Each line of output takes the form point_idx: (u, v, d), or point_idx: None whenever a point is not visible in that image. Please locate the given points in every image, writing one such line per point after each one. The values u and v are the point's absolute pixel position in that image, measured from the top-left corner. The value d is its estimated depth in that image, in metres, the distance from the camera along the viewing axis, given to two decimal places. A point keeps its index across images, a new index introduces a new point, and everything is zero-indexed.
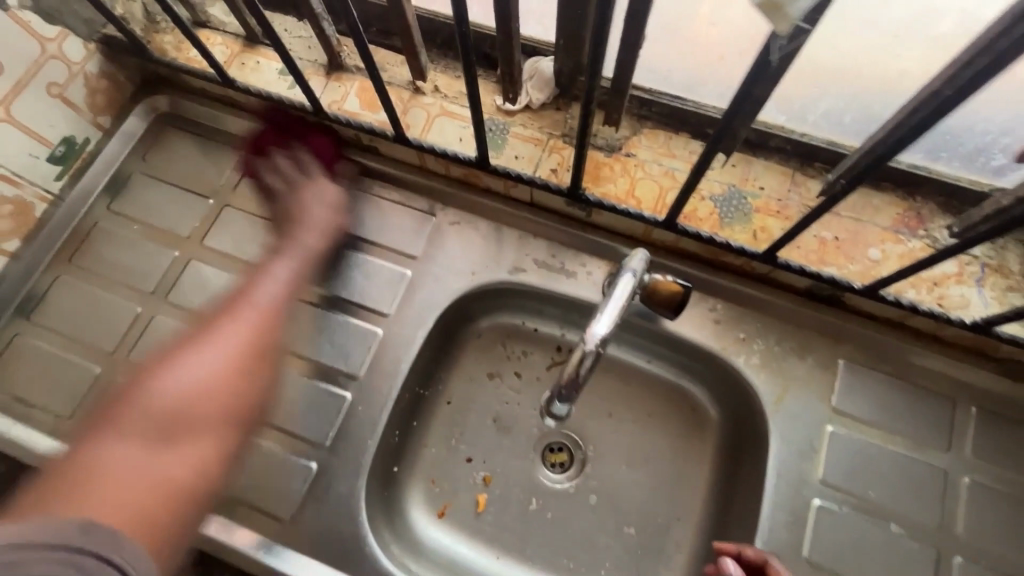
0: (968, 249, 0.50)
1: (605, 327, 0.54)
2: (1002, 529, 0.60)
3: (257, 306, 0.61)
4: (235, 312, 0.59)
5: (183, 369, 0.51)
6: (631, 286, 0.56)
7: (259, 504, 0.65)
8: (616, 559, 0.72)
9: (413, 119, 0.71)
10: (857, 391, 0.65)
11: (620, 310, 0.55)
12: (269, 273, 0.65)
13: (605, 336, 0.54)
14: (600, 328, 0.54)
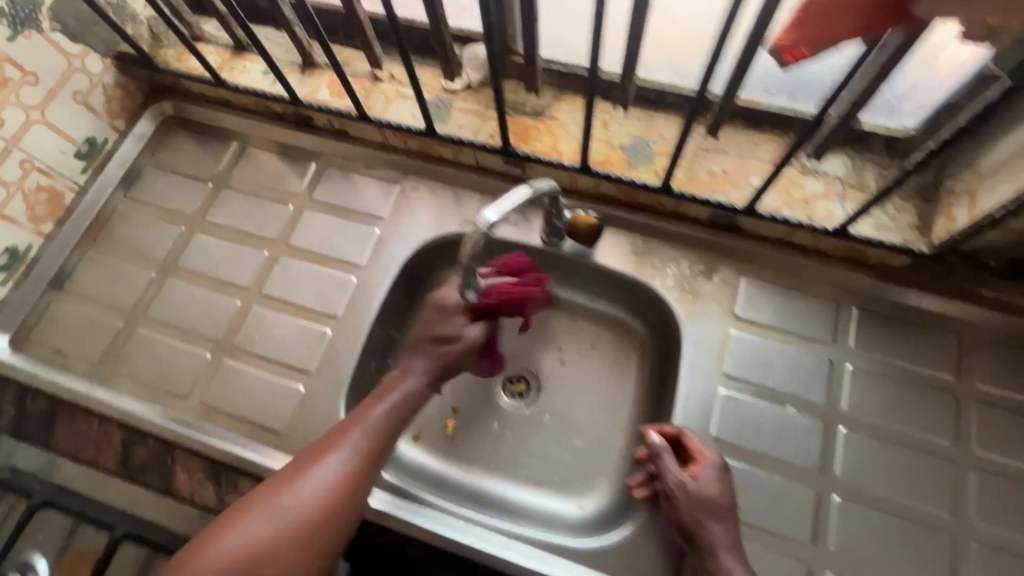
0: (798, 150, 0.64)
1: (496, 215, 0.62)
2: (881, 401, 0.71)
3: (375, 424, 0.64)
4: (336, 441, 0.63)
5: (273, 516, 0.57)
6: (528, 195, 0.65)
7: (258, 420, 0.75)
8: (566, 468, 0.82)
9: (373, 101, 0.85)
10: (755, 301, 0.77)
11: (512, 206, 0.63)
12: (401, 387, 0.67)
13: (494, 221, 0.61)
14: (491, 214, 0.61)
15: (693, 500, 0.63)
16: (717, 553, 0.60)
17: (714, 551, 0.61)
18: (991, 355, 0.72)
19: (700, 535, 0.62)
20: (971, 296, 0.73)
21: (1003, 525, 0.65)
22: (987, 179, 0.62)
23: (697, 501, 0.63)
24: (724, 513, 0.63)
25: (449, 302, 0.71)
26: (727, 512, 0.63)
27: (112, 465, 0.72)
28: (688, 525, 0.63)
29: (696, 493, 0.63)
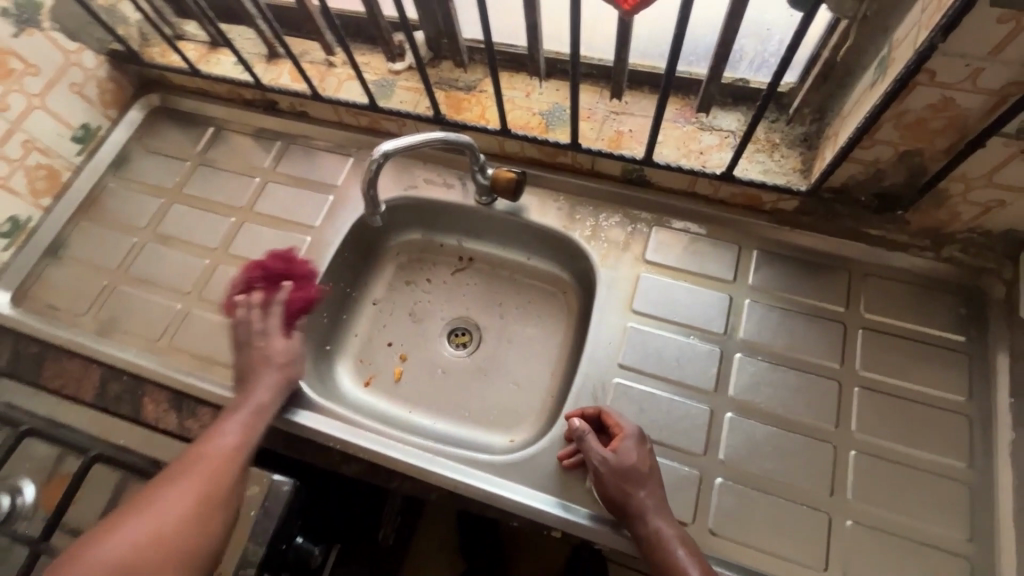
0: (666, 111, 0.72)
1: (391, 147, 0.74)
2: (775, 329, 0.78)
3: (236, 427, 0.69)
4: (201, 454, 0.64)
5: (150, 511, 0.58)
6: (433, 137, 0.77)
7: (219, 360, 0.84)
8: (500, 406, 0.90)
9: (327, 83, 0.96)
10: (664, 247, 0.84)
11: (412, 143, 0.75)
12: (246, 404, 0.72)
13: (388, 150, 0.73)
14: (388, 145, 0.74)
15: (619, 475, 0.65)
16: (646, 518, 0.64)
17: (643, 515, 0.64)
18: (875, 287, 0.78)
19: (630, 506, 0.64)
20: (859, 235, 0.79)
21: (881, 435, 0.70)
22: (845, 119, 0.69)
23: (622, 474, 0.66)
24: (647, 478, 0.66)
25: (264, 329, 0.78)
26: (651, 478, 0.66)
27: (91, 397, 0.82)
28: (618, 501, 0.65)
29: (621, 468, 0.66)
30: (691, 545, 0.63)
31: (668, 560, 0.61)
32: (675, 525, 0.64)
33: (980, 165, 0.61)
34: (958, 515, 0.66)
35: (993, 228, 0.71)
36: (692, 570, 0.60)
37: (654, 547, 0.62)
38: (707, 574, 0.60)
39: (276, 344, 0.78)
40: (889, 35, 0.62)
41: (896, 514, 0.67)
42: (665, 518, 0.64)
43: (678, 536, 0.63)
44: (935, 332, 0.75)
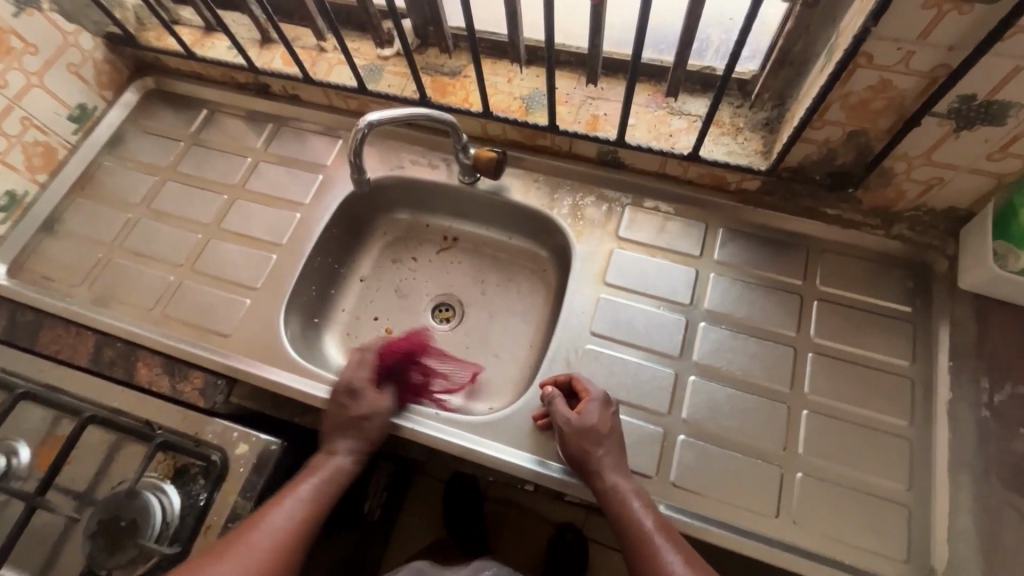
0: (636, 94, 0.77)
1: (376, 117, 0.77)
2: (738, 299, 0.83)
3: (304, 497, 0.70)
4: (268, 519, 0.66)
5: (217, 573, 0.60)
6: (415, 113, 0.80)
7: (210, 328, 0.88)
8: (482, 375, 0.94)
9: (319, 68, 1.00)
10: (636, 224, 0.90)
11: (397, 116, 0.78)
12: (325, 467, 0.74)
13: (374, 120, 0.77)
14: (374, 116, 0.77)
15: (580, 436, 0.70)
16: (604, 476, 0.68)
17: (603, 473, 0.69)
18: (829, 262, 0.84)
19: (590, 464, 0.69)
20: (817, 214, 0.85)
21: (831, 396, 0.76)
22: (800, 102, 0.74)
23: (584, 436, 0.70)
24: (608, 439, 0.71)
25: (358, 381, 0.79)
26: (611, 439, 0.71)
27: (85, 362, 0.85)
28: (580, 459, 0.70)
29: (583, 429, 0.70)
30: (647, 499, 0.68)
31: (623, 511, 0.66)
32: (632, 481, 0.69)
33: (917, 144, 0.67)
34: (899, 468, 0.71)
35: (936, 206, 0.77)
36: (646, 521, 0.65)
37: (611, 501, 0.67)
38: (660, 524, 0.65)
39: (363, 399, 0.78)
40: (836, 24, 0.67)
41: (842, 466, 0.72)
42: (623, 475, 0.69)
43: (635, 491, 0.68)
44: (884, 303, 0.81)
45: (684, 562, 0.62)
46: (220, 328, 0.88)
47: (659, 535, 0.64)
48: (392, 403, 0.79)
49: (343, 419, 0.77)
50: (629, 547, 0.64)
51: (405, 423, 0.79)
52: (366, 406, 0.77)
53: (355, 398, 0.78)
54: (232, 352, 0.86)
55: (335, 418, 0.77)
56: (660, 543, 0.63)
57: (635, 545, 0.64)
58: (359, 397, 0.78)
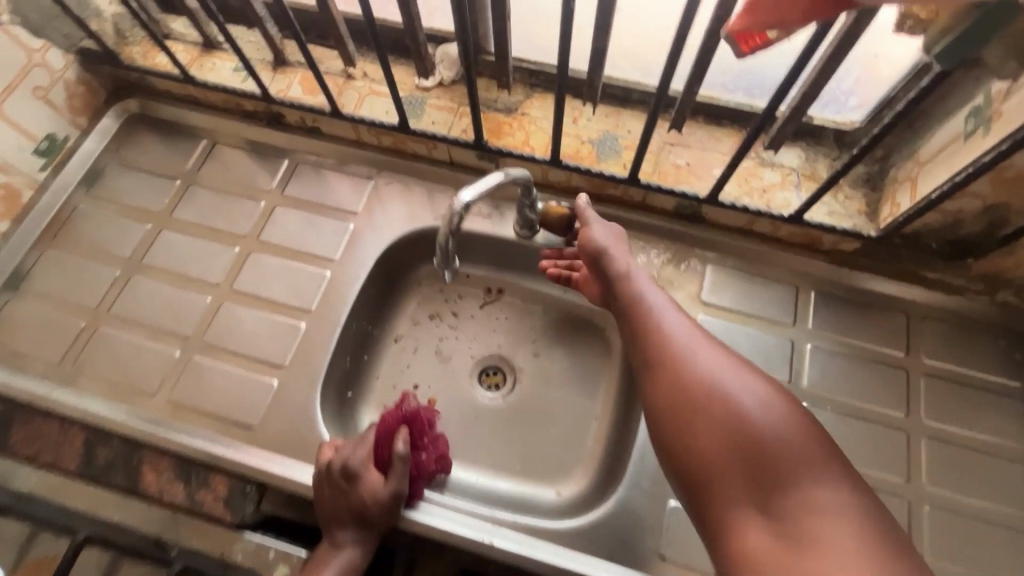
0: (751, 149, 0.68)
1: (469, 197, 0.66)
2: (839, 376, 0.75)
3: None
4: None
5: None
6: (501, 181, 0.69)
7: (229, 417, 0.73)
8: (546, 454, 0.83)
9: (346, 99, 0.86)
10: (721, 287, 0.80)
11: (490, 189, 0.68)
12: (328, 565, 0.58)
13: (469, 201, 0.66)
14: (468, 195, 0.67)
15: (639, 315, 0.66)
16: (668, 331, 0.63)
17: (664, 333, 0.63)
18: (934, 332, 0.77)
19: (649, 333, 0.64)
20: (916, 277, 0.78)
21: (950, 488, 0.69)
22: (925, 165, 0.67)
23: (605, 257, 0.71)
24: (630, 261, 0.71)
25: (354, 464, 0.61)
26: (681, 318, 0.65)
27: (73, 467, 0.69)
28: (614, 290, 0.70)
29: (629, 295, 0.68)
30: (745, 378, 0.59)
31: (682, 359, 0.60)
32: (724, 358, 0.60)
33: None
34: None
35: None
36: (722, 379, 0.58)
37: (672, 352, 0.61)
38: (759, 393, 0.57)
39: (364, 485, 0.60)
40: (983, 85, 0.60)
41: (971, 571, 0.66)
42: (706, 351, 0.61)
43: (718, 363, 0.60)
44: (996, 378, 0.74)
45: (770, 415, 0.55)
46: (244, 417, 0.74)
47: (751, 403, 0.56)
48: (397, 489, 0.61)
49: (349, 495, 0.60)
50: (691, 402, 0.57)
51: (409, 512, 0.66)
52: (371, 491, 0.60)
53: (354, 484, 0.60)
54: (260, 447, 0.72)
55: (336, 498, 0.61)
56: (751, 413, 0.55)
57: (705, 401, 0.57)
58: (360, 482, 0.60)
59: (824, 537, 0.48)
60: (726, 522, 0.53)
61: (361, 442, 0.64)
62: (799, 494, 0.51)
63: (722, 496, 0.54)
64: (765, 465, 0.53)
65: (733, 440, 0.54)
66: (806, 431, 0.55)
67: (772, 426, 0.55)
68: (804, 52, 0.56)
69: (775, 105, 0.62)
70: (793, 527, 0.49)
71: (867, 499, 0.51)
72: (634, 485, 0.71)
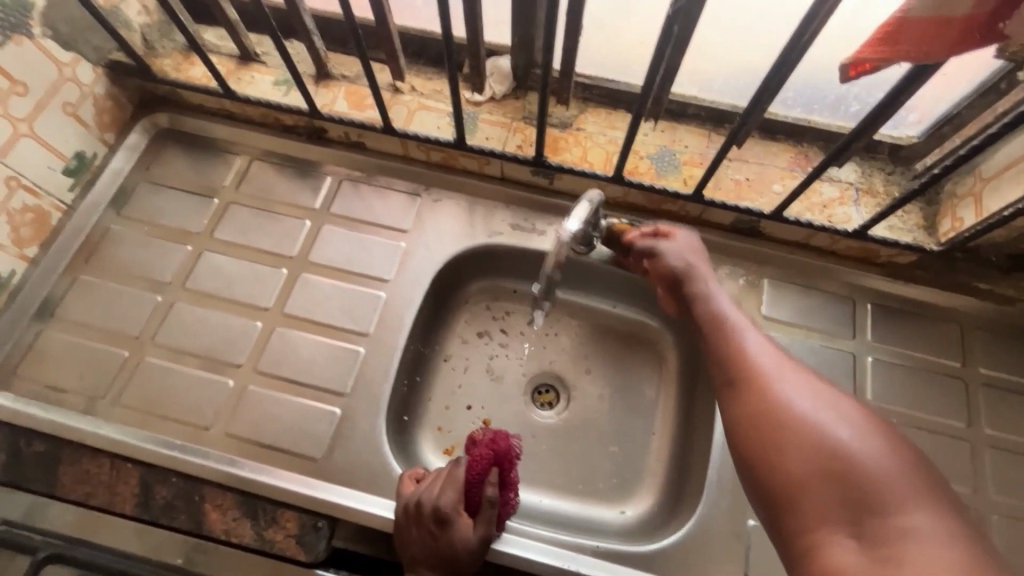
0: (829, 165, 0.69)
1: (576, 223, 0.70)
2: (901, 387, 0.76)
3: None
4: None
5: None
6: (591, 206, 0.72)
7: (292, 449, 0.71)
8: (609, 474, 0.82)
9: (396, 114, 0.83)
10: (781, 301, 0.81)
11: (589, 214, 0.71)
12: None
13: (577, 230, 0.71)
14: (574, 224, 0.70)
15: (717, 332, 0.64)
16: (747, 351, 0.61)
17: (744, 353, 0.61)
18: (989, 342, 0.79)
19: (723, 353, 0.62)
20: (969, 288, 0.80)
21: (1015, 496, 0.71)
22: (989, 181, 0.68)
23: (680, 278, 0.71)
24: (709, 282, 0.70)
25: (445, 509, 0.61)
26: (759, 338, 0.63)
27: (131, 508, 0.66)
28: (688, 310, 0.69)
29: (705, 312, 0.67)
30: (828, 400, 0.56)
31: (767, 382, 0.57)
32: (807, 381, 0.58)
33: None
34: None
35: None
36: (808, 407, 0.55)
37: (756, 374, 0.58)
38: (845, 419, 0.54)
39: (456, 531, 0.61)
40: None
41: None
42: (789, 375, 0.58)
43: (801, 386, 0.57)
44: None
45: (858, 437, 0.52)
46: (306, 449, 0.71)
47: (840, 426, 0.53)
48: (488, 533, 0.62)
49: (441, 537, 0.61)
50: (776, 424, 0.54)
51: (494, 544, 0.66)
52: (463, 537, 0.61)
53: (446, 529, 0.61)
54: (328, 480, 0.69)
55: (425, 539, 0.61)
56: (841, 437, 0.52)
57: (791, 425, 0.53)
58: (452, 527, 0.61)
59: (921, 564, 0.44)
60: (816, 543, 0.49)
61: (453, 483, 0.63)
62: (896, 520, 0.47)
63: (817, 522, 0.49)
64: (861, 490, 0.49)
65: (825, 465, 0.50)
66: (894, 456, 0.51)
67: (866, 452, 0.51)
68: (906, 78, 0.56)
69: (866, 131, 0.64)
70: (891, 549, 0.46)
71: (962, 527, 0.48)
72: (712, 504, 0.71)
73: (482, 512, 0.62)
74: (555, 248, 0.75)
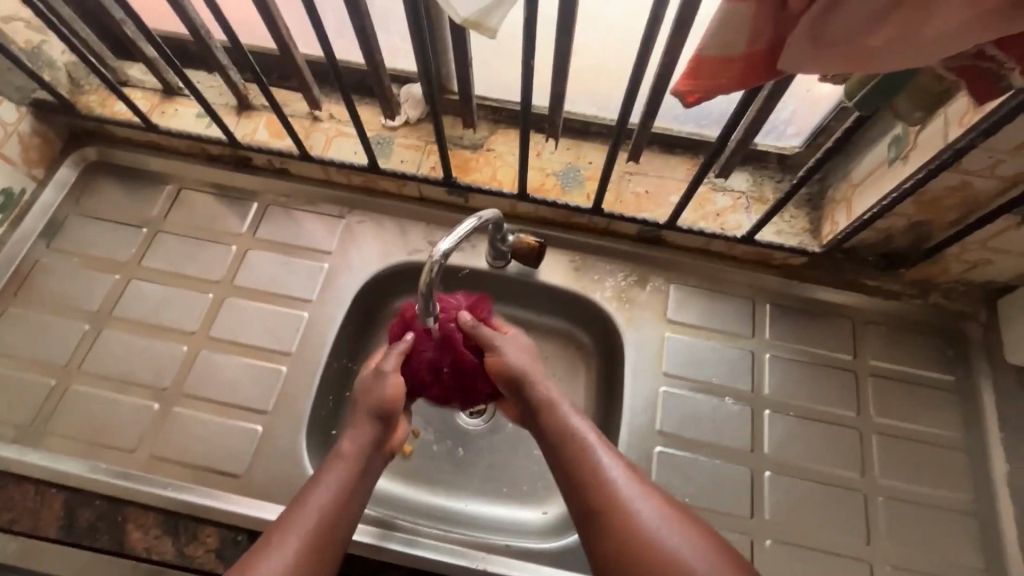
0: (708, 174, 0.71)
1: (450, 245, 0.64)
2: (797, 381, 0.81)
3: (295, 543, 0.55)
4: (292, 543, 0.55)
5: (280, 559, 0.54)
6: (475, 226, 0.68)
7: (214, 467, 0.73)
8: (533, 478, 0.84)
9: (314, 141, 0.88)
10: (687, 305, 0.85)
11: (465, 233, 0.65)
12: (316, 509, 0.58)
13: (448, 250, 0.64)
14: (446, 244, 0.64)
15: (555, 433, 0.63)
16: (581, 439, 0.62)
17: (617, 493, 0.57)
18: (878, 335, 0.84)
19: (567, 463, 0.60)
20: (858, 285, 0.85)
21: (900, 478, 0.76)
22: (858, 186, 0.74)
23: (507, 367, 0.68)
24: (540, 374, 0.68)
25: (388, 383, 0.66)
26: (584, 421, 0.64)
27: (55, 531, 0.69)
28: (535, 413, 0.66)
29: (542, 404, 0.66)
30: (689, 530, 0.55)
31: (617, 501, 0.57)
32: (623, 462, 0.61)
33: (982, 236, 0.69)
34: (973, 546, 0.73)
35: (976, 280, 0.80)
36: (621, 484, 0.58)
37: (583, 459, 0.60)
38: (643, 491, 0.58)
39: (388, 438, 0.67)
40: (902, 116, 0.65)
41: (921, 554, 0.72)
42: (607, 452, 0.61)
43: (612, 459, 0.61)
44: (931, 373, 0.82)
45: (680, 536, 0.55)
46: (228, 466, 0.74)
47: (658, 514, 0.56)
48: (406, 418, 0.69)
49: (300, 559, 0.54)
50: (630, 550, 0.54)
51: (408, 549, 0.70)
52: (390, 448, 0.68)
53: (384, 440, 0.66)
54: (248, 495, 0.72)
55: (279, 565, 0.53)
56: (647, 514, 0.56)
57: (642, 544, 0.54)
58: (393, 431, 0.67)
59: None
60: None
61: (312, 506, 0.58)
62: None
63: None
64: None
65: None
66: (716, 556, 0.54)
67: (696, 561, 0.53)
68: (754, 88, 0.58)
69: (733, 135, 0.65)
70: None
71: None
72: None
73: (348, 521, 0.60)
74: (424, 273, 0.64)
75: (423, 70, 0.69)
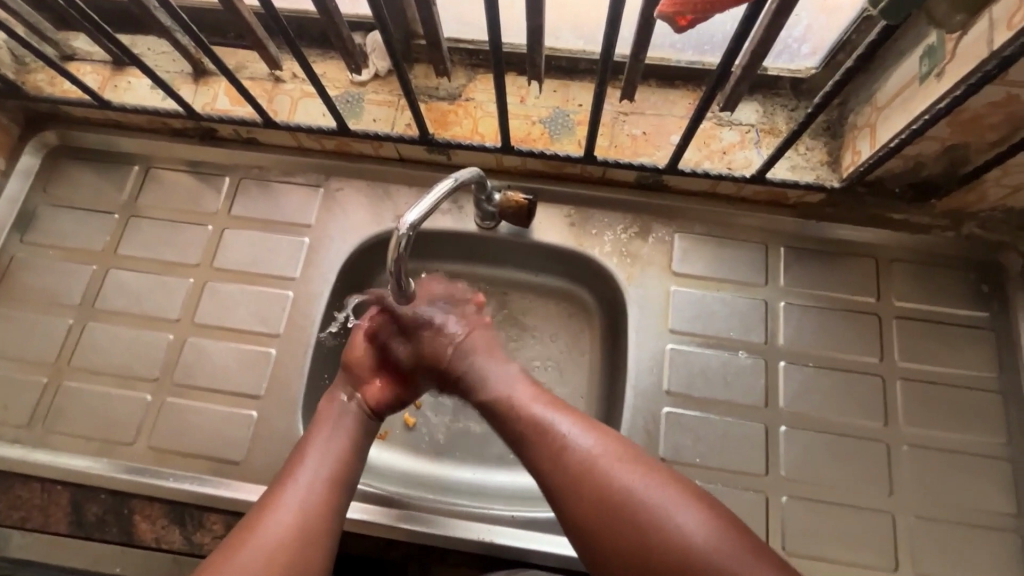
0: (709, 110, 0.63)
1: (418, 217, 0.59)
2: (814, 330, 0.76)
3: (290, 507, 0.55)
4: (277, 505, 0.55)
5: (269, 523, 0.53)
6: (451, 187, 0.63)
7: (213, 455, 0.73)
8: None
9: (279, 105, 0.81)
10: (693, 255, 0.79)
11: (434, 202, 0.60)
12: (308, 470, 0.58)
13: (417, 222, 0.59)
14: (413, 215, 0.59)
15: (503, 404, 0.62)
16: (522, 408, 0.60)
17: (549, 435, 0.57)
18: (904, 273, 0.77)
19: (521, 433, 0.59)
20: (881, 220, 0.78)
21: (924, 425, 0.72)
22: (883, 110, 0.65)
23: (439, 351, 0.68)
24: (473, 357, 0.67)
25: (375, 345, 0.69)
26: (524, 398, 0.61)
27: (65, 526, 0.70)
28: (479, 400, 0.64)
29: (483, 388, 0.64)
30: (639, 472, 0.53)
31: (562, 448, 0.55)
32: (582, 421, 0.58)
33: None
34: (1003, 491, 0.69)
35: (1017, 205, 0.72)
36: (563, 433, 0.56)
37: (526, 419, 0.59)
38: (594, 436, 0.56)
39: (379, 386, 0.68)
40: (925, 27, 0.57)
41: (946, 501, 0.69)
42: (551, 410, 0.59)
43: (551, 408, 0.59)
44: (961, 310, 0.75)
45: (631, 475, 0.53)
46: (226, 454, 0.73)
47: (612, 464, 0.53)
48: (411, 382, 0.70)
49: (301, 521, 0.54)
50: (591, 507, 0.52)
51: (414, 524, 0.69)
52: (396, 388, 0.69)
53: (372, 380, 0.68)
54: (249, 481, 0.71)
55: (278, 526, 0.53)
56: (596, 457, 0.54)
57: (596, 497, 0.52)
58: (366, 376, 0.68)
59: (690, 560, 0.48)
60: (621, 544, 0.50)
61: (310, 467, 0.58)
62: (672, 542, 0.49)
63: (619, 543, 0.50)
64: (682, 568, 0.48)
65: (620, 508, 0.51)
66: (674, 486, 0.52)
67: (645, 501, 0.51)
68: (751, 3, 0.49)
69: (733, 62, 0.56)
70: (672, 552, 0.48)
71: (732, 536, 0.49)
72: None
73: (350, 486, 0.60)
74: (390, 247, 0.61)
75: (377, 20, 0.59)
